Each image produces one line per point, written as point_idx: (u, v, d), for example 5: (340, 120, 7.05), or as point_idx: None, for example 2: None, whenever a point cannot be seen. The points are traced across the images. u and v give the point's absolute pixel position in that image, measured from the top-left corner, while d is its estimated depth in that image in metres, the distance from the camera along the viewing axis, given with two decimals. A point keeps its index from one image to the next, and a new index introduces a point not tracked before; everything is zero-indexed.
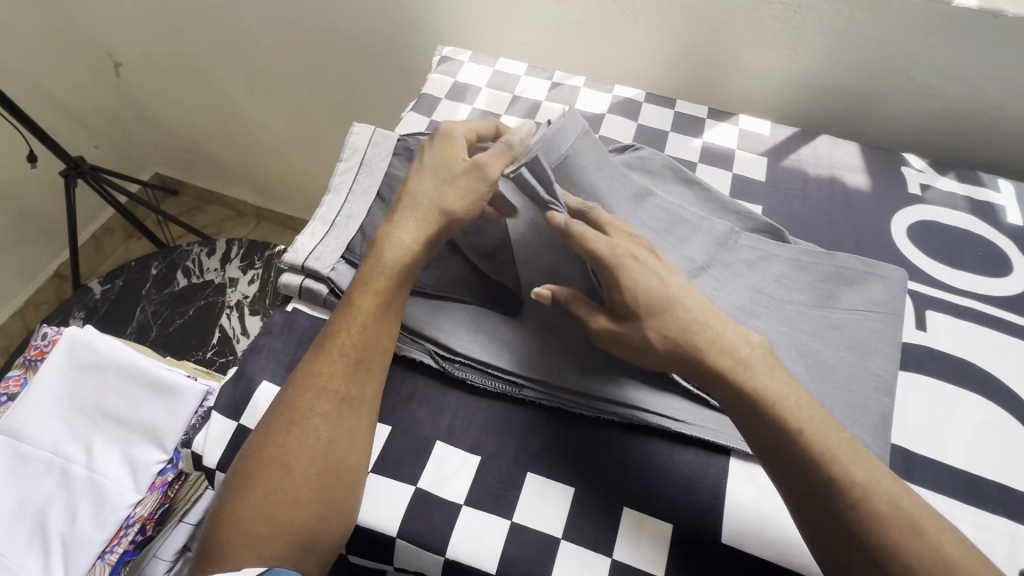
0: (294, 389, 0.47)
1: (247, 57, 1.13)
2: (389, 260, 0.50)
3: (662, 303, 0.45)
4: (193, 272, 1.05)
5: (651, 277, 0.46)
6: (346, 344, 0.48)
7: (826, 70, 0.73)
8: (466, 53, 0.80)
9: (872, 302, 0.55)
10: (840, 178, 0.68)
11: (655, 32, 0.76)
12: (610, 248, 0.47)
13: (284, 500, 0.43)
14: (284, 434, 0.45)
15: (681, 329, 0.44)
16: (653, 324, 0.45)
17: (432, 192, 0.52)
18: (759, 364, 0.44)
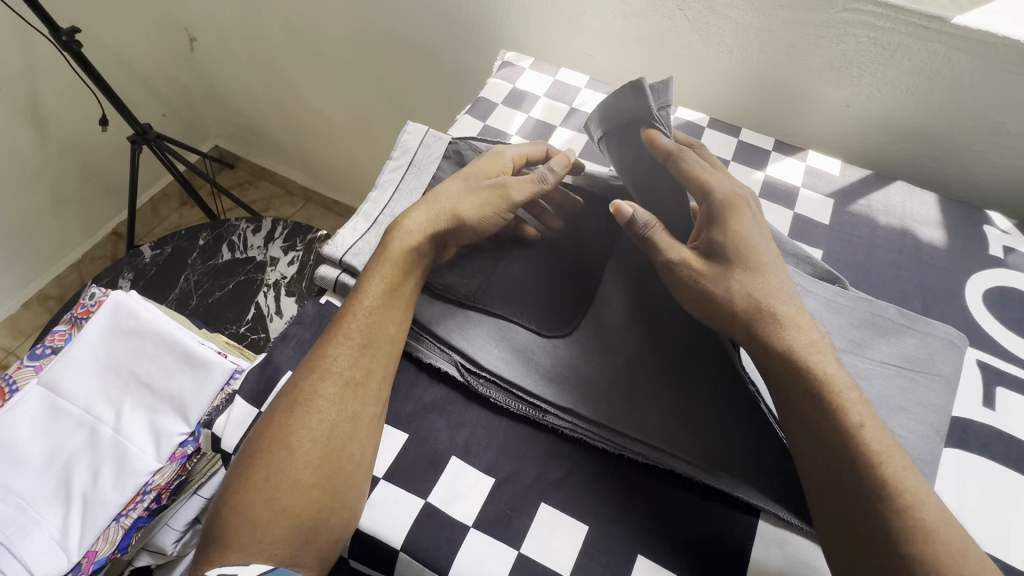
0: (300, 374, 0.47)
1: (313, 44, 1.15)
2: (400, 248, 0.51)
3: (758, 263, 0.47)
4: (237, 247, 1.08)
5: (750, 226, 0.49)
6: (352, 328, 0.48)
7: (910, 113, 0.68)
8: (528, 60, 0.79)
9: (909, 359, 0.51)
10: (912, 230, 0.63)
11: (727, 55, 0.73)
12: (722, 192, 0.49)
13: (284, 482, 0.43)
14: (287, 416, 0.45)
15: (767, 294, 0.45)
16: (742, 275, 0.46)
17: (453, 195, 0.53)
18: (827, 351, 0.44)
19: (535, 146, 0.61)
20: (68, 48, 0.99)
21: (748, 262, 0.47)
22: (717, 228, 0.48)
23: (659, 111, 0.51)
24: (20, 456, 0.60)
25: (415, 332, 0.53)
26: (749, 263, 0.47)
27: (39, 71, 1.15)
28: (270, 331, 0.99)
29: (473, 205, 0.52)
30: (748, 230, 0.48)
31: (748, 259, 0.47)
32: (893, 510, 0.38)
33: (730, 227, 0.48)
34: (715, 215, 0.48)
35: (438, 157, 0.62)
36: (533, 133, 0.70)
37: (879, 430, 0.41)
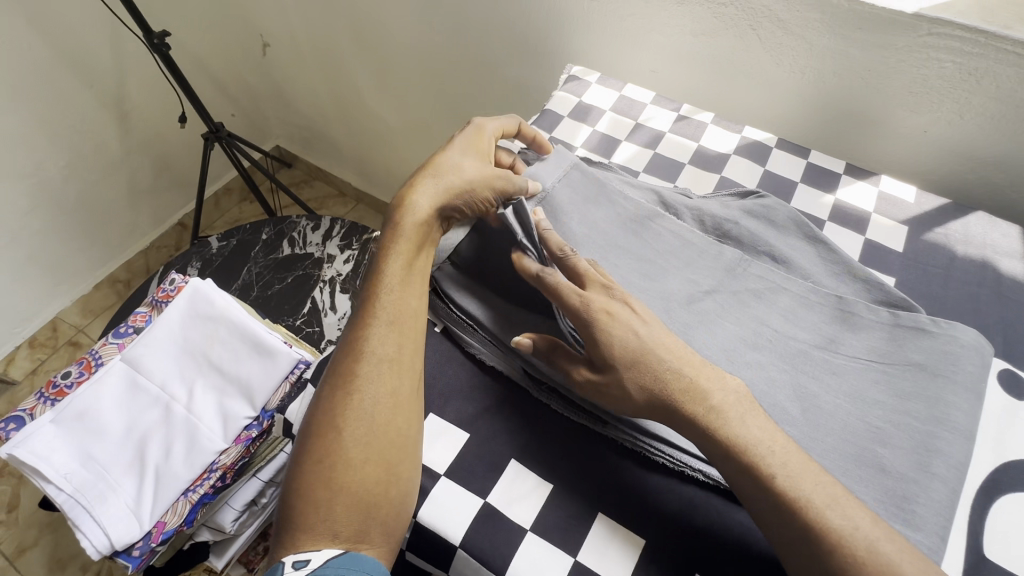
0: (336, 361, 0.49)
1: (378, 52, 1.19)
2: (411, 223, 0.53)
3: (637, 355, 0.45)
4: (297, 243, 1.13)
5: (627, 323, 0.46)
6: (378, 308, 0.50)
7: (998, 143, 0.66)
8: (595, 74, 0.80)
9: (880, 351, 0.50)
10: (993, 263, 0.60)
11: (798, 76, 0.72)
12: (584, 304, 0.47)
13: (341, 463, 0.44)
14: (328, 401, 0.47)
15: (657, 379, 0.44)
16: (628, 373, 0.45)
17: (451, 162, 0.57)
18: (734, 411, 0.42)
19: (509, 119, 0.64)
20: (158, 50, 1.07)
21: (624, 360, 0.45)
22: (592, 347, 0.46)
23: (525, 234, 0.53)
24: (102, 427, 0.64)
25: (480, 335, 0.54)
26: (633, 351, 0.45)
27: (128, 69, 1.24)
28: (324, 326, 1.03)
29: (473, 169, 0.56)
30: (626, 331, 0.46)
31: (624, 356, 0.45)
32: (872, 551, 0.36)
33: (602, 339, 0.45)
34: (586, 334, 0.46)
35: None
36: (599, 146, 0.71)
37: (798, 476, 0.39)
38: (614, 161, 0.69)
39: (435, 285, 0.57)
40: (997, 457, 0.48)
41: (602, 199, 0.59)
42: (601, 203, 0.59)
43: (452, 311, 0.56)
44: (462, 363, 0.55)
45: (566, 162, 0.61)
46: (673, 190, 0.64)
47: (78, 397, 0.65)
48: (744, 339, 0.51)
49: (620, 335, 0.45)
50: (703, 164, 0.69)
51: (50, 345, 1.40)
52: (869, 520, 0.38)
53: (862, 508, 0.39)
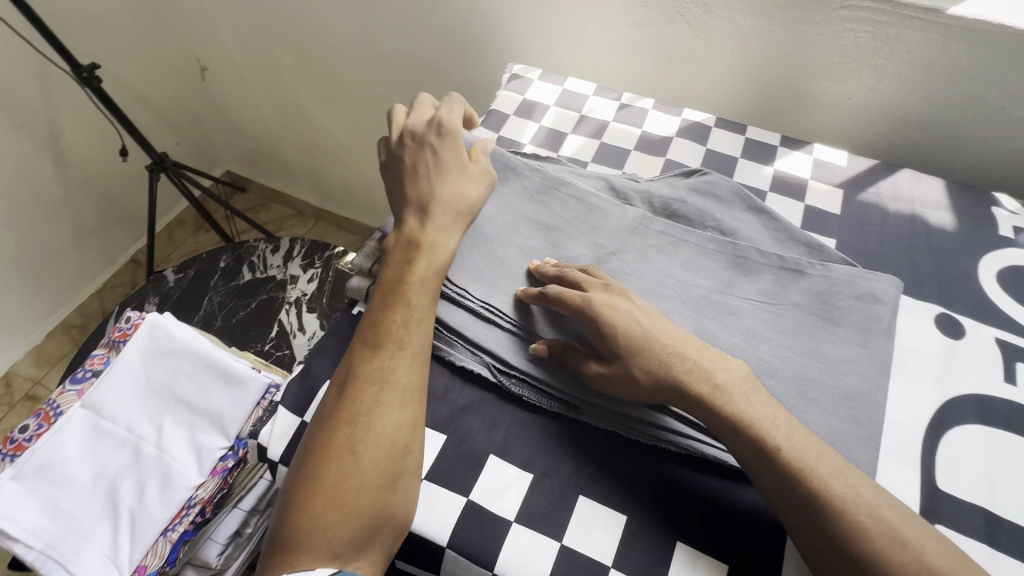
0: (349, 380, 0.47)
1: (321, 68, 1.18)
2: (438, 256, 0.51)
3: (639, 343, 0.47)
4: (257, 267, 1.11)
5: (634, 314, 0.48)
6: (403, 335, 0.48)
7: (915, 104, 0.70)
8: (536, 71, 0.81)
9: (768, 293, 0.56)
10: (922, 216, 0.64)
11: (728, 57, 0.75)
12: (587, 304, 0.49)
13: (356, 488, 0.43)
14: (344, 423, 0.45)
15: (662, 362, 0.46)
16: (635, 359, 0.46)
17: (455, 185, 0.54)
18: (737, 388, 0.45)
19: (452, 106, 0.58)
20: (89, 84, 1.03)
21: (630, 347, 0.47)
22: (601, 340, 0.48)
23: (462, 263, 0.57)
24: (69, 477, 0.62)
25: (446, 337, 0.55)
26: (638, 338, 0.47)
27: (60, 108, 1.20)
28: (294, 348, 1.01)
29: (478, 190, 0.55)
30: (631, 320, 0.48)
31: (629, 341, 0.47)
32: (874, 517, 0.39)
33: (607, 330, 0.47)
34: (594, 329, 0.48)
35: None
36: (545, 141, 0.73)
37: (800, 448, 0.42)
38: (562, 154, 0.71)
39: None
40: (939, 395, 0.52)
41: (509, 176, 0.63)
42: (506, 179, 0.63)
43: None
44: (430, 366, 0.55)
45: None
46: (621, 176, 0.66)
47: (40, 449, 0.63)
48: (651, 290, 0.56)
49: (626, 324, 0.48)
50: (648, 149, 0.71)
51: (5, 401, 1.33)
52: (862, 487, 0.40)
53: (839, 468, 0.41)
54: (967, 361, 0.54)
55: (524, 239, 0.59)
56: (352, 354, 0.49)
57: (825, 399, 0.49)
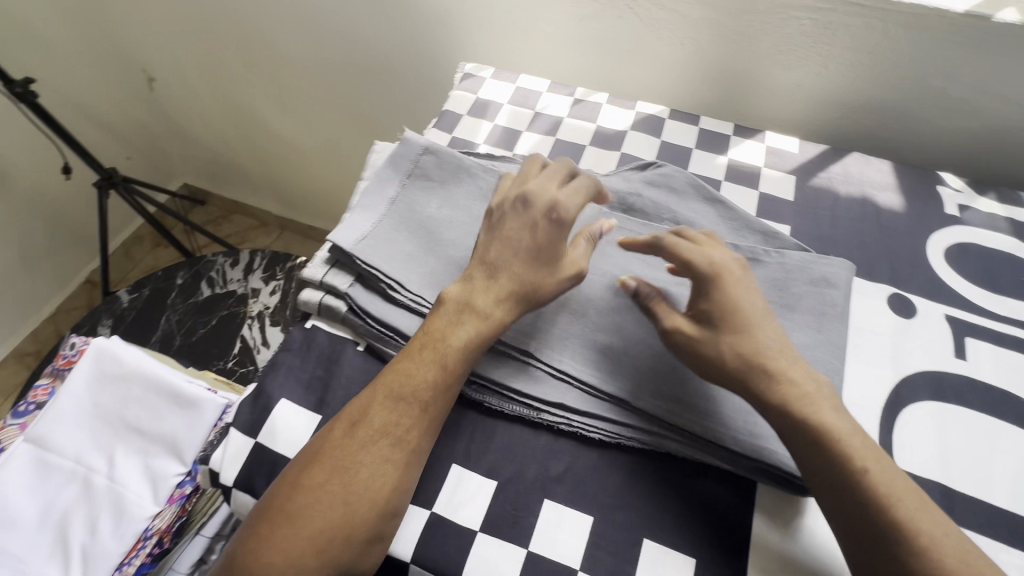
0: (360, 423, 0.45)
1: (272, 74, 1.15)
2: (486, 324, 0.48)
3: (744, 322, 0.46)
4: (217, 282, 1.08)
5: (745, 292, 0.47)
6: (429, 399, 0.47)
7: (860, 88, 0.71)
8: (488, 69, 0.80)
9: None
10: (872, 198, 0.65)
11: (679, 48, 0.75)
12: (704, 260, 0.49)
13: (337, 538, 0.42)
14: (343, 468, 0.44)
15: (757, 352, 0.45)
16: (729, 336, 0.46)
17: (524, 258, 0.50)
18: (821, 403, 0.43)
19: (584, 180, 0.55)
20: (24, 99, 0.97)
21: (718, 323, 0.46)
22: (703, 298, 0.48)
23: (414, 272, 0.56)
24: (12, 517, 0.58)
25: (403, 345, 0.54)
26: (733, 314, 0.46)
27: None
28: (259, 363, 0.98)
29: (551, 279, 0.50)
30: (736, 296, 0.47)
31: (721, 314, 0.47)
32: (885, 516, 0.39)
33: (717, 293, 0.47)
34: (699, 285, 0.48)
35: (396, 174, 0.62)
36: (500, 140, 0.72)
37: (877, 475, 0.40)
38: (517, 152, 0.70)
39: (349, 302, 0.56)
40: (894, 374, 0.53)
41: (462, 178, 0.62)
42: (460, 181, 0.62)
43: (370, 325, 0.55)
44: None
45: (415, 151, 0.63)
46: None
47: None
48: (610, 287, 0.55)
49: (727, 297, 0.47)
50: (603, 144, 0.71)
51: None
52: None
53: None
54: (919, 339, 0.55)
55: None
56: (370, 393, 0.47)
57: None
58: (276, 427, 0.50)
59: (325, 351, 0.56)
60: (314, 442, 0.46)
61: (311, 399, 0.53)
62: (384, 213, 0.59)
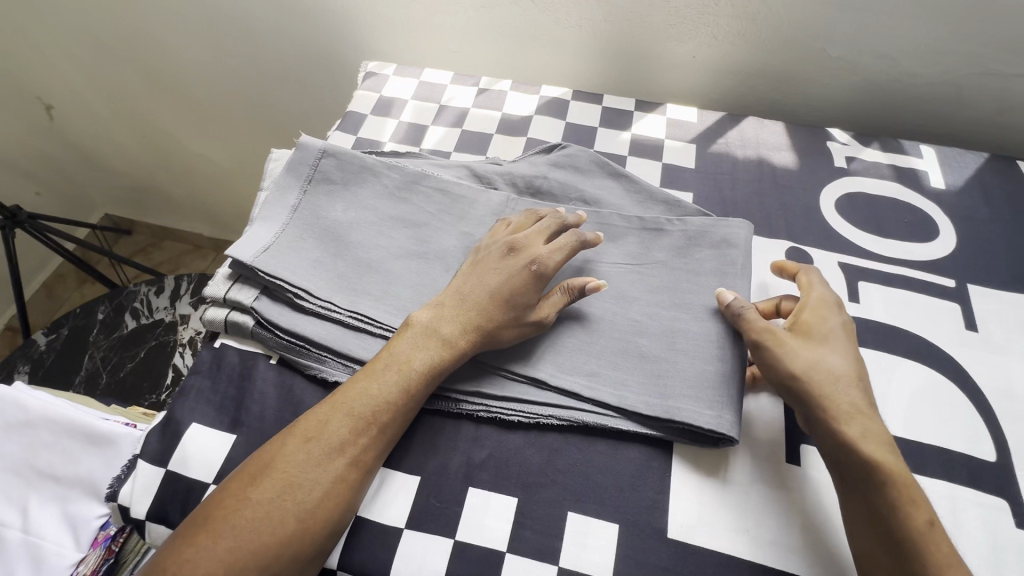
0: (316, 439, 0.44)
1: (178, 89, 1.11)
2: (451, 354, 0.48)
3: (842, 351, 0.47)
4: (142, 313, 1.03)
5: (839, 322, 0.49)
6: (387, 420, 0.46)
7: (751, 55, 0.74)
8: (391, 66, 0.79)
9: (635, 255, 0.58)
10: (767, 158, 0.68)
11: (577, 29, 0.77)
12: (828, 292, 0.52)
13: (280, 557, 0.40)
14: (293, 484, 0.42)
15: (850, 380, 0.46)
16: (830, 357, 0.47)
17: (491, 295, 0.50)
18: (886, 440, 0.44)
19: (567, 237, 0.53)
20: None
21: (810, 342, 0.48)
22: (817, 323, 0.49)
23: (322, 278, 0.54)
24: None
25: (316, 353, 0.53)
26: (834, 342, 0.48)
27: None
28: None
29: (512, 328, 0.50)
30: (828, 323, 0.49)
31: (813, 333, 0.48)
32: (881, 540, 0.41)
33: (832, 319, 0.49)
34: (817, 308, 0.50)
35: (296, 179, 0.60)
36: (406, 136, 0.71)
37: (937, 536, 0.40)
38: (424, 147, 0.69)
39: (256, 316, 0.54)
40: None
41: (365, 177, 0.61)
42: (363, 181, 0.61)
43: (279, 337, 0.53)
44: (303, 387, 0.53)
45: (312, 155, 0.61)
46: (484, 162, 0.66)
47: None
48: None
49: (823, 323, 0.49)
50: (509, 131, 0.71)
51: None
52: None
53: None
54: None
55: (389, 240, 0.57)
56: (332, 407, 0.46)
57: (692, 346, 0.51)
58: (187, 453, 0.49)
59: (237, 369, 0.54)
60: (265, 452, 0.45)
61: (224, 420, 0.51)
62: (286, 221, 0.57)
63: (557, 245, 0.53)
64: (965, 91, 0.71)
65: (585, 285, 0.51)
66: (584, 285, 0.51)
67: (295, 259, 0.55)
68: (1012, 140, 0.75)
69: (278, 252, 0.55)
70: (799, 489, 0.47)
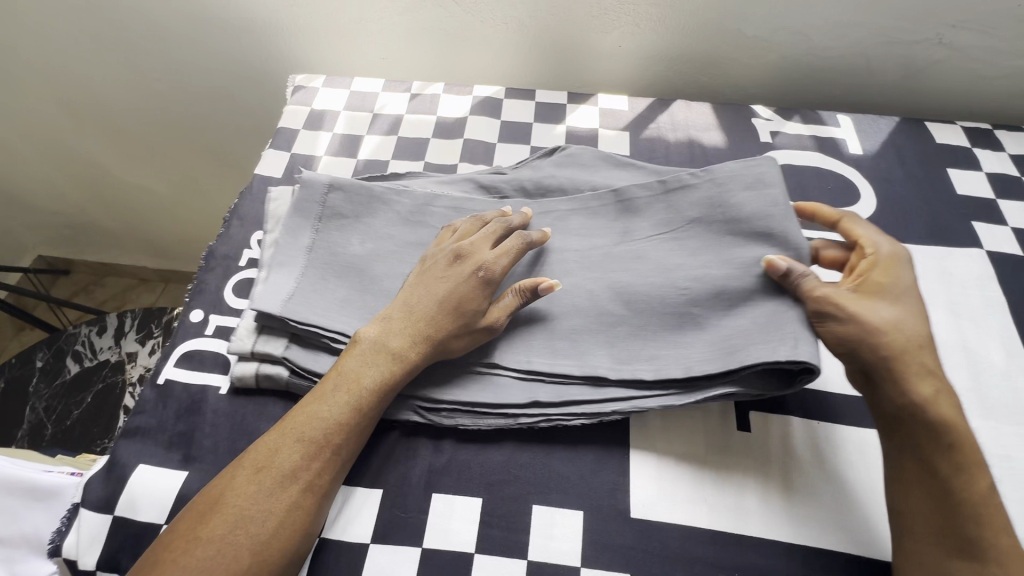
0: (267, 468, 0.43)
1: (100, 117, 1.05)
2: (400, 369, 0.48)
3: (913, 308, 0.45)
4: (85, 356, 0.98)
5: (906, 278, 0.47)
6: (340, 442, 0.46)
7: (673, 41, 0.76)
8: (319, 78, 0.78)
9: (590, 236, 0.58)
10: (697, 139, 0.70)
11: (504, 27, 0.77)
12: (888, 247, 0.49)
13: None
14: (246, 517, 0.41)
15: (924, 340, 0.44)
16: (902, 315, 0.45)
17: (440, 303, 0.49)
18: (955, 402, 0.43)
19: (512, 240, 0.53)
20: None
21: (881, 298, 0.45)
22: (884, 280, 0.47)
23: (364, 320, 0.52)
24: None
25: None
26: (902, 299, 0.46)
27: None
28: None
29: (461, 335, 0.49)
30: (897, 278, 0.47)
31: (883, 289, 0.46)
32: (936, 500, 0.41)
33: (898, 275, 0.47)
34: (880, 265, 0.48)
35: (302, 217, 0.56)
36: (340, 148, 0.70)
37: (993, 501, 0.41)
38: (359, 159, 0.69)
39: (290, 365, 0.51)
40: None
41: (373, 204, 0.58)
42: (374, 211, 0.58)
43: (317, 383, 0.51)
44: (256, 414, 0.51)
45: (319, 191, 0.57)
46: (486, 172, 0.64)
47: None
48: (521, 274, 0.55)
49: (890, 278, 0.47)
50: (444, 134, 0.71)
51: None
52: None
53: None
54: None
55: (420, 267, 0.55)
56: (281, 433, 0.45)
57: None
58: (134, 496, 0.47)
59: (182, 403, 0.52)
60: (215, 487, 0.44)
61: (174, 457, 0.49)
62: (302, 262, 0.54)
63: (502, 248, 0.52)
64: (873, 61, 0.75)
65: (538, 286, 0.50)
66: (537, 287, 0.50)
67: (318, 300, 0.52)
68: (918, 104, 0.79)
69: (300, 298, 0.52)
70: (831, 458, 0.49)
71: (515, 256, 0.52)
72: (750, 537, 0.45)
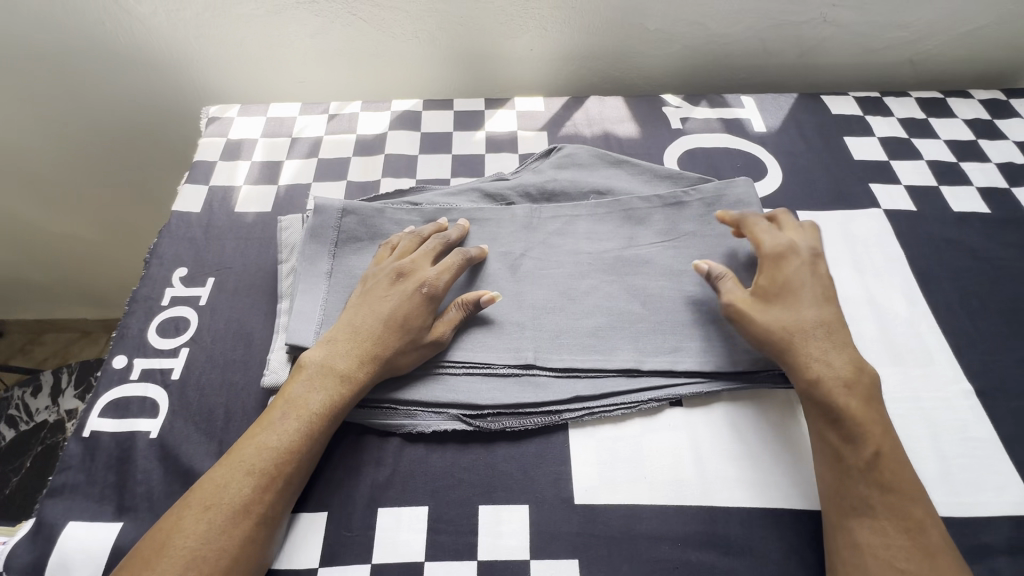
0: (215, 506, 0.42)
1: (11, 168, 0.98)
2: (342, 394, 0.47)
3: (799, 301, 0.48)
4: (20, 420, 0.94)
5: (795, 271, 0.50)
6: (292, 470, 0.45)
7: (582, 40, 0.79)
8: (235, 108, 0.77)
9: (513, 236, 0.59)
10: (612, 132, 0.73)
11: (416, 41, 0.78)
12: (774, 241, 0.52)
13: None
14: (199, 557, 0.40)
15: (813, 331, 0.47)
16: (791, 311, 0.48)
17: (376, 324, 0.49)
18: (853, 381, 0.45)
19: (452, 256, 0.54)
20: None
21: (769, 297, 0.49)
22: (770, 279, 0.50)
23: None
24: None
25: (405, 409, 0.51)
26: (790, 294, 0.49)
27: None
28: None
29: (409, 351, 0.49)
30: (783, 275, 0.50)
31: (769, 289, 0.50)
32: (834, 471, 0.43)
33: (783, 270, 0.50)
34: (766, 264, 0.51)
35: (323, 242, 0.57)
36: (261, 175, 0.69)
37: (884, 470, 0.42)
38: (280, 184, 0.68)
39: None
40: None
41: (386, 225, 0.59)
42: (388, 232, 0.59)
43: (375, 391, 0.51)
44: (190, 454, 0.50)
45: (333, 217, 0.58)
46: (490, 179, 0.65)
47: None
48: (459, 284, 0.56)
49: (777, 274, 0.50)
50: (365, 151, 0.71)
51: None
52: None
53: None
54: None
55: None
56: (228, 467, 0.44)
57: (566, 320, 0.54)
58: (65, 556, 0.45)
59: (111, 453, 0.50)
60: (159, 530, 0.42)
61: (108, 509, 0.48)
62: (327, 286, 0.55)
63: (443, 265, 0.53)
64: (769, 44, 0.80)
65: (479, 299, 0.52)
66: (477, 300, 0.52)
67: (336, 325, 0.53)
68: (816, 79, 0.85)
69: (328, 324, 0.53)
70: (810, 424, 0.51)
71: (457, 271, 0.53)
72: (688, 507, 0.47)
